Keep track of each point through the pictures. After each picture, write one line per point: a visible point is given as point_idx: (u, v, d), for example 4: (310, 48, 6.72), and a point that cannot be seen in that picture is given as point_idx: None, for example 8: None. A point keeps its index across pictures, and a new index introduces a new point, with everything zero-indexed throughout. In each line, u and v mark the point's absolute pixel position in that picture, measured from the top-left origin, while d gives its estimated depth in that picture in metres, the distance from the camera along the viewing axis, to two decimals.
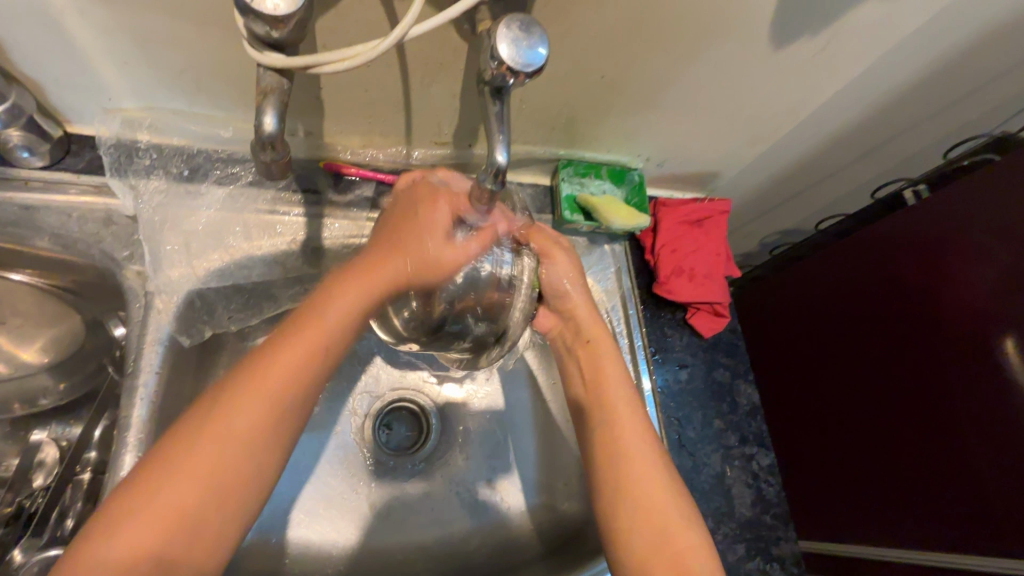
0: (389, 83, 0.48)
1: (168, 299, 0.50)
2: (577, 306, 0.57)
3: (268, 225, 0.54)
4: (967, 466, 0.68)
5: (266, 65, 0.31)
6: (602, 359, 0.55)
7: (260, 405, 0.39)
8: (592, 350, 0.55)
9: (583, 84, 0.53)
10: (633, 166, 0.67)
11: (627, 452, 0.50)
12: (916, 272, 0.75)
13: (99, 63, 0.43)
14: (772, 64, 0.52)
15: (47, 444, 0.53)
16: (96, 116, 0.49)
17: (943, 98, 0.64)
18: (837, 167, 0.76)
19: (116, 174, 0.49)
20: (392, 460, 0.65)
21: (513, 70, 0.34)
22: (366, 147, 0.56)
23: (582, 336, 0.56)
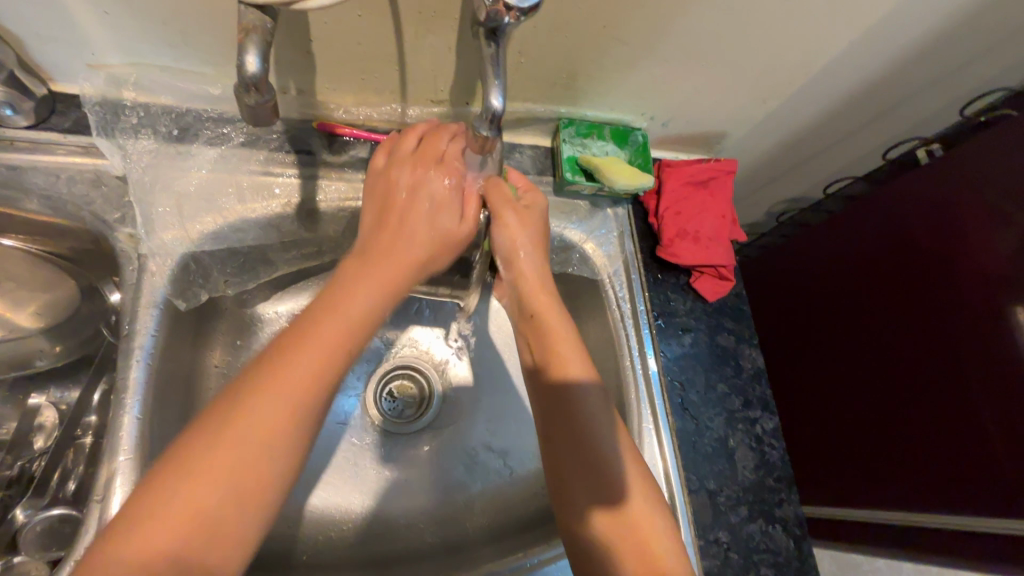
0: (382, 35, 0.46)
1: (162, 262, 0.49)
2: (525, 277, 0.53)
3: (262, 186, 0.53)
4: (976, 432, 0.67)
5: (246, 2, 0.30)
6: (553, 335, 0.52)
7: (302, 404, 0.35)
8: (536, 327, 0.53)
9: (584, 36, 0.50)
10: (637, 126, 0.65)
11: (592, 445, 0.48)
12: (930, 237, 0.73)
13: (78, 14, 0.41)
14: (783, 12, 0.49)
15: (47, 407, 0.52)
16: (80, 73, 0.47)
17: (963, 51, 0.61)
18: (850, 129, 0.74)
19: (103, 133, 0.48)
20: (395, 427, 0.66)
21: (507, 7, 0.32)
22: (360, 105, 0.54)
23: (526, 312, 0.54)
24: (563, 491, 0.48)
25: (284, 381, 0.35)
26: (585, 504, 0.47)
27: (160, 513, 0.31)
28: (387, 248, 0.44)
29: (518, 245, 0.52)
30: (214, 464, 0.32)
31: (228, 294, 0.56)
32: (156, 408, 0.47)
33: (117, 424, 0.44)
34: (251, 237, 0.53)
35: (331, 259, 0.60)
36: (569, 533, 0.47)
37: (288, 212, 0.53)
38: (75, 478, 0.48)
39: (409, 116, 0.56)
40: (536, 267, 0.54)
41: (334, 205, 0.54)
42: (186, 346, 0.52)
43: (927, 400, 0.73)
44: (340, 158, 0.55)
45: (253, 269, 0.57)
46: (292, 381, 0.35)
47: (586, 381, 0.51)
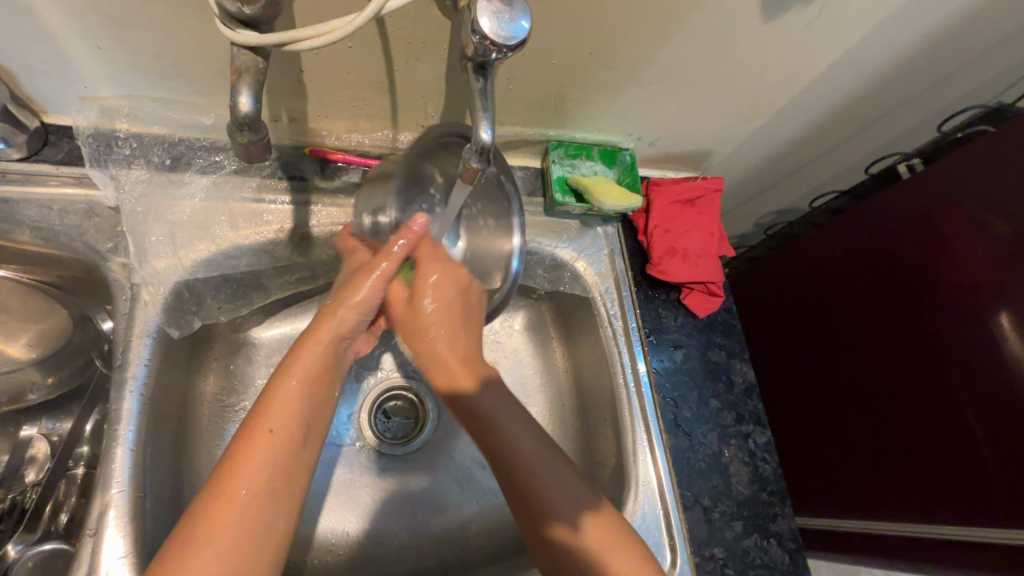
0: (373, 65, 0.47)
1: (155, 291, 0.49)
2: (434, 332, 0.49)
3: (254, 213, 0.53)
4: (964, 441, 0.68)
5: (239, 43, 0.30)
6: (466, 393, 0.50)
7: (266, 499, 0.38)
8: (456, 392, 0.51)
9: (570, 62, 0.52)
10: (624, 146, 0.67)
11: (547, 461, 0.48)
12: (913, 249, 0.74)
13: (72, 50, 0.42)
14: (762, 37, 0.51)
15: (39, 439, 0.51)
16: (72, 105, 0.48)
17: (937, 68, 0.63)
18: (832, 144, 0.76)
19: (96, 164, 0.48)
20: (389, 449, 0.66)
21: (494, 45, 0.33)
22: (352, 132, 0.55)
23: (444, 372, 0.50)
24: (534, 503, 0.47)
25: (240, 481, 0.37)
26: (566, 513, 0.46)
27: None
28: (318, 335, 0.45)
29: (429, 308, 0.49)
30: (223, 527, 0.35)
31: (221, 321, 0.56)
32: (149, 438, 0.47)
33: (110, 455, 0.44)
34: (244, 263, 0.54)
35: (325, 283, 0.61)
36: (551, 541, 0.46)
37: (282, 237, 0.54)
38: (68, 509, 0.48)
39: (400, 141, 0.57)
40: (448, 323, 0.49)
41: (328, 229, 0.55)
42: (179, 374, 0.52)
43: (915, 410, 0.73)
44: (331, 183, 0.55)
45: (246, 295, 0.57)
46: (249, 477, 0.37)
47: (488, 387, 0.50)
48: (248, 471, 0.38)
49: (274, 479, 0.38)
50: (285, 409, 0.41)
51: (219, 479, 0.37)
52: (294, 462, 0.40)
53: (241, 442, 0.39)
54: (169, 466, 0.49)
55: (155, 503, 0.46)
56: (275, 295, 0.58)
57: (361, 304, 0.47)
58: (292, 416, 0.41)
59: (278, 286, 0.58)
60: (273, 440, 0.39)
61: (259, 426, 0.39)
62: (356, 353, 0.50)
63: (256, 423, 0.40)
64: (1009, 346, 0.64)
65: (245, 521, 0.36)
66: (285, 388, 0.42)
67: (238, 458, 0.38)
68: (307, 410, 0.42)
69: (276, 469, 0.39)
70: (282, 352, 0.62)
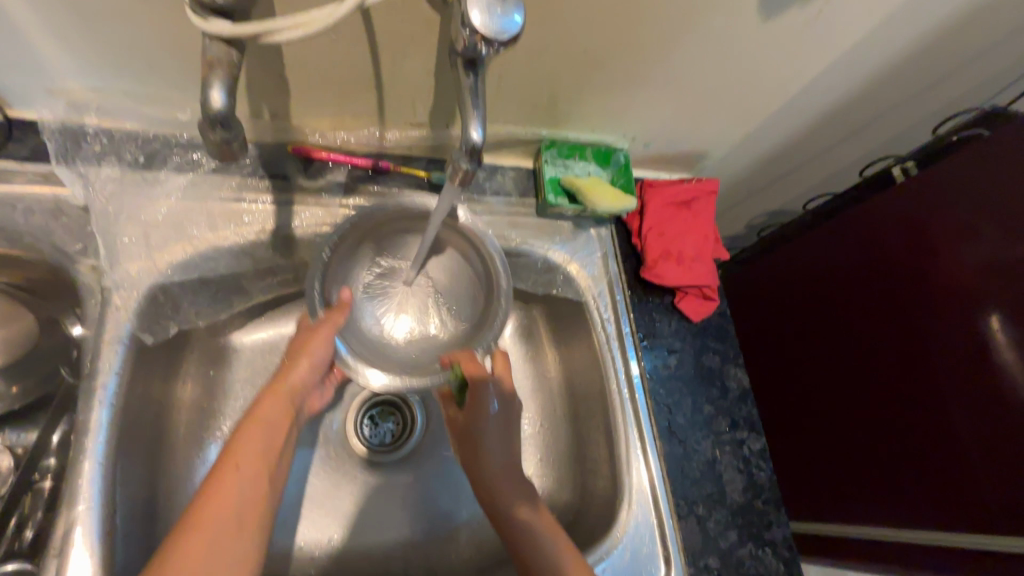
0: (359, 60, 0.45)
1: (127, 295, 0.46)
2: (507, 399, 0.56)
3: (232, 213, 0.51)
4: (955, 446, 0.67)
5: (211, 34, 0.28)
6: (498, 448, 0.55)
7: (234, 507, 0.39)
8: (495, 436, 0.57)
9: (563, 60, 0.50)
10: (619, 147, 0.65)
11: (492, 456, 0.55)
12: (904, 253, 0.74)
13: (34, 39, 0.39)
14: (761, 35, 0.50)
15: (1, 452, 0.48)
16: (38, 98, 0.45)
17: (934, 69, 0.62)
18: (826, 145, 0.75)
19: (63, 161, 0.46)
20: (376, 455, 0.64)
21: (485, 40, 0.31)
22: (336, 129, 0.53)
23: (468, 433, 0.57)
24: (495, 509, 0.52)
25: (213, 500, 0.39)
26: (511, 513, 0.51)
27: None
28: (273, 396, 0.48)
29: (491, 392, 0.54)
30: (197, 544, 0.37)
31: (201, 326, 0.54)
32: (120, 451, 0.44)
33: (76, 471, 0.41)
34: (223, 266, 0.51)
35: (308, 285, 0.60)
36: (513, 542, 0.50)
37: (263, 238, 0.51)
38: (34, 525, 0.45)
39: (386, 140, 0.55)
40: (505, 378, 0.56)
41: (311, 230, 0.53)
42: (154, 381, 0.50)
43: (905, 415, 0.73)
44: (316, 183, 0.54)
45: (226, 298, 0.55)
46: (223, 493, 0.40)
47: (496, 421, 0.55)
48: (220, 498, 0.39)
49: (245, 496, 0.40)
50: (254, 443, 0.44)
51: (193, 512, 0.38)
52: (262, 496, 0.42)
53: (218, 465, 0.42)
54: (142, 480, 0.47)
55: (127, 519, 0.44)
56: (257, 298, 0.57)
57: (312, 365, 0.50)
58: (256, 456, 0.43)
59: (262, 289, 0.56)
60: (243, 472, 0.41)
61: (227, 465, 0.42)
62: (311, 410, 0.52)
63: (222, 465, 0.42)
64: (999, 350, 0.63)
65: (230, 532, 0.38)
66: (248, 427, 0.45)
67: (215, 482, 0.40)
68: (273, 446, 0.45)
69: (246, 494, 0.41)
70: (265, 357, 0.60)
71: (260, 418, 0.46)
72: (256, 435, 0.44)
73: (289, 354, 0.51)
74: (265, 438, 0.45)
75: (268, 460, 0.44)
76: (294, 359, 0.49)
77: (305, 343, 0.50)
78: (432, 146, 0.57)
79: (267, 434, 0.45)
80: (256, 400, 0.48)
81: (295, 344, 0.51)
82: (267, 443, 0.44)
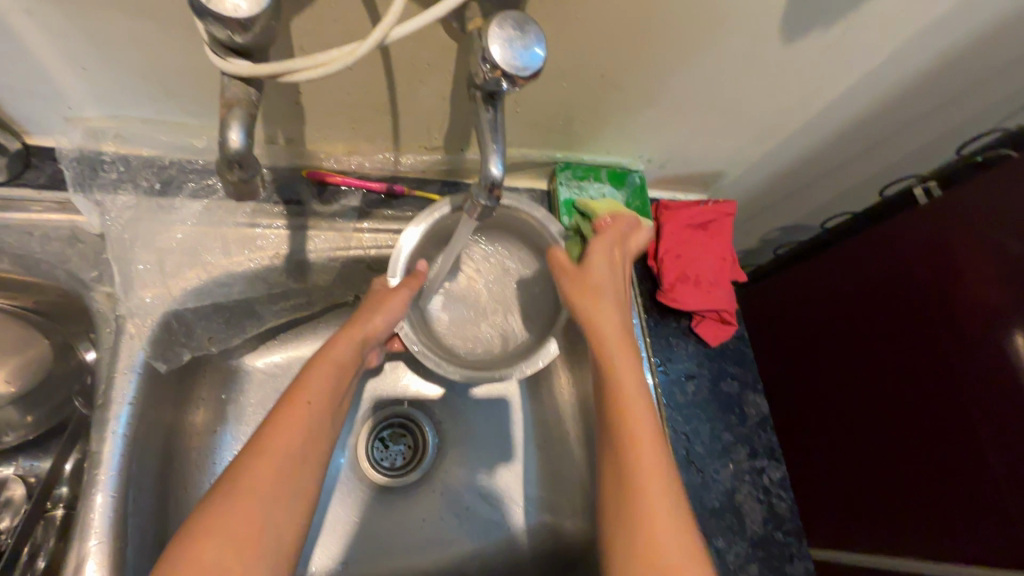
0: (375, 86, 0.45)
1: (141, 322, 0.46)
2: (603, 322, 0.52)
3: (246, 239, 0.50)
4: (982, 472, 0.65)
5: (231, 74, 0.27)
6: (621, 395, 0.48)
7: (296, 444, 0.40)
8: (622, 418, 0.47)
9: (579, 83, 0.49)
10: (634, 168, 0.64)
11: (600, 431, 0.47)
12: (926, 272, 0.72)
13: (54, 68, 0.39)
14: (781, 59, 0.49)
15: (14, 481, 0.47)
16: (57, 125, 0.45)
17: (956, 87, 0.61)
18: (844, 162, 0.74)
19: (80, 189, 0.46)
20: (387, 480, 0.64)
21: (507, 75, 0.31)
22: (351, 154, 0.53)
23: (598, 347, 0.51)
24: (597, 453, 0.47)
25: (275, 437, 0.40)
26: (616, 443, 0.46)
27: (221, 531, 0.34)
28: (349, 337, 0.47)
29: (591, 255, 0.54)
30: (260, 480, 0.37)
31: (213, 352, 0.54)
32: (132, 481, 0.44)
33: (89, 503, 0.41)
34: (237, 291, 0.51)
35: (320, 308, 0.59)
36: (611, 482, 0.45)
37: (277, 263, 0.51)
38: (46, 553, 0.45)
39: (401, 164, 0.55)
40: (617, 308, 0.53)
41: (325, 254, 0.53)
42: (167, 407, 0.49)
43: (931, 439, 0.71)
44: (330, 208, 0.53)
45: (239, 323, 0.54)
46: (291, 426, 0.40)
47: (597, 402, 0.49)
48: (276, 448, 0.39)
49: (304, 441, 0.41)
50: (323, 384, 0.44)
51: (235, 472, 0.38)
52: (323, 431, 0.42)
53: (292, 394, 0.43)
54: (153, 510, 0.46)
55: (138, 552, 0.43)
56: (270, 322, 0.56)
57: (387, 321, 0.49)
58: (323, 394, 0.43)
59: (274, 314, 0.56)
60: (311, 412, 0.42)
61: (297, 400, 0.42)
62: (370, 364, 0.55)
63: (291, 398, 0.42)
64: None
65: (282, 475, 0.38)
66: (317, 366, 0.45)
67: (282, 413, 0.41)
68: (339, 388, 0.45)
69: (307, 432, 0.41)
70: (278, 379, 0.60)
71: (330, 358, 0.46)
72: (323, 380, 0.44)
73: (366, 304, 0.50)
74: (332, 378, 0.45)
75: (330, 406, 0.44)
76: (373, 306, 0.49)
77: (381, 299, 0.49)
78: (447, 169, 0.57)
79: (334, 379, 0.45)
80: (329, 340, 0.47)
81: (371, 298, 0.50)
82: (332, 384, 0.45)
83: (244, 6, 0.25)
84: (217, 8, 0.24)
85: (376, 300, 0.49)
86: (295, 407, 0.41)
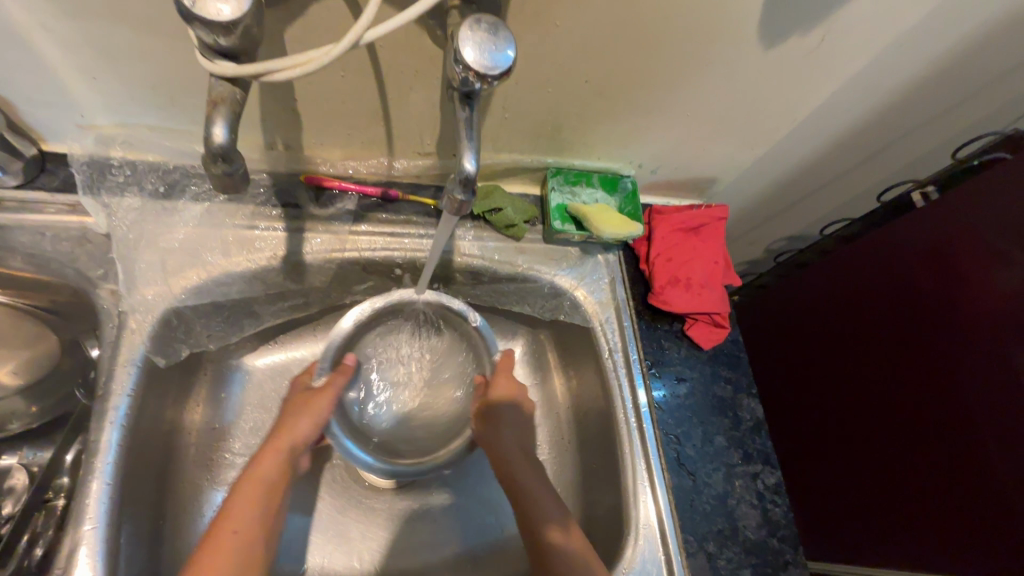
0: (366, 94, 0.47)
1: (142, 318, 0.48)
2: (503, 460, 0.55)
3: (245, 240, 0.52)
4: (995, 481, 0.62)
5: (217, 74, 0.30)
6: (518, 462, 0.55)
7: (235, 550, 0.42)
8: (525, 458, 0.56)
9: (564, 90, 0.51)
10: (626, 173, 0.65)
11: (517, 453, 0.56)
12: (927, 274, 0.70)
13: (67, 80, 0.42)
14: (763, 64, 0.50)
15: (18, 469, 0.49)
16: (69, 133, 0.48)
17: (951, 92, 0.61)
18: (842, 169, 0.74)
19: (90, 192, 0.49)
20: (382, 481, 0.64)
21: (477, 75, 0.32)
22: (347, 159, 0.55)
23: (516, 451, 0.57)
24: (527, 514, 0.51)
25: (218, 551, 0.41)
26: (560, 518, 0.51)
27: None
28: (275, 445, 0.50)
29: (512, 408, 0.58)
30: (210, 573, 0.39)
31: (211, 349, 0.56)
32: (127, 471, 0.45)
33: (85, 489, 0.43)
34: (236, 291, 0.53)
35: (318, 309, 0.61)
36: (546, 545, 0.49)
37: (274, 264, 0.53)
38: (44, 543, 0.46)
39: (395, 168, 0.57)
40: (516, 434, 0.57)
41: (320, 256, 0.54)
42: (163, 403, 0.51)
43: (939, 448, 0.68)
44: (326, 212, 0.55)
45: (238, 323, 0.57)
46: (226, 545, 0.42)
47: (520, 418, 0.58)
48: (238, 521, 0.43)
49: (246, 544, 0.42)
50: (251, 503, 0.45)
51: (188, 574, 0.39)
52: (260, 544, 0.43)
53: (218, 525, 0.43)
54: (148, 499, 0.48)
55: (130, 537, 0.45)
56: (267, 322, 0.58)
57: (313, 424, 0.52)
58: (252, 517, 0.44)
59: (271, 313, 0.58)
60: (240, 537, 0.42)
61: (224, 526, 0.43)
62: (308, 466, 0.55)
63: (216, 530, 0.43)
64: None
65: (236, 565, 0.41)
66: (246, 483, 0.46)
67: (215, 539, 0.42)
68: (272, 499, 0.46)
69: (243, 545, 0.42)
70: (276, 380, 0.62)
71: (260, 475, 0.47)
72: (248, 496, 0.45)
73: (287, 414, 0.53)
74: (263, 497, 0.46)
75: (272, 504, 0.46)
76: (293, 412, 0.53)
77: (305, 405, 0.53)
78: (439, 175, 0.58)
79: (262, 495, 0.46)
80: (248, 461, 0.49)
81: (295, 405, 0.53)
82: (264, 501, 0.46)
83: (228, 11, 0.27)
84: (202, 12, 0.27)
85: (296, 408, 0.53)
86: (224, 536, 0.42)
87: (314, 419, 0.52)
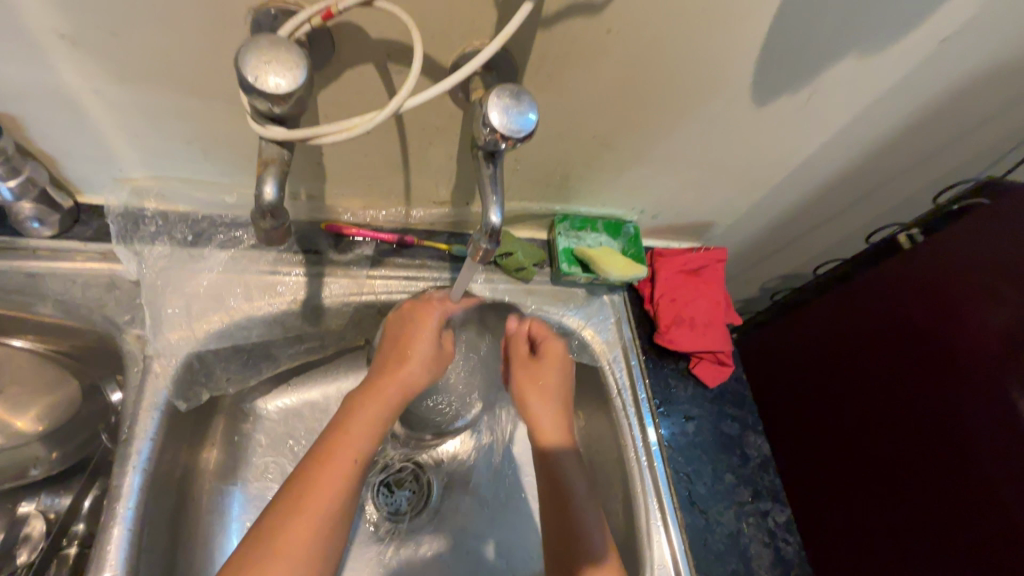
0: (389, 148, 0.50)
1: (166, 362, 0.50)
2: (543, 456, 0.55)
3: (268, 285, 0.54)
4: (999, 517, 0.62)
5: (267, 138, 0.33)
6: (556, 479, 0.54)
7: (331, 485, 0.42)
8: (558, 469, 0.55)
9: (573, 143, 0.54)
10: (629, 219, 0.69)
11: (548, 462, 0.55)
12: (920, 311, 0.73)
13: (112, 139, 0.45)
14: (755, 120, 0.54)
15: (36, 516, 0.51)
16: (106, 185, 0.50)
17: (928, 142, 0.66)
18: (831, 212, 0.78)
19: (123, 242, 0.51)
20: (392, 524, 0.64)
21: (504, 137, 0.36)
22: (366, 208, 0.58)
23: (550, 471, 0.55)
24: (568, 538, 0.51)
25: (317, 487, 0.41)
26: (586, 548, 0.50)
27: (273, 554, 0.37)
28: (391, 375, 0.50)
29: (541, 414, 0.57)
30: (309, 512, 0.40)
31: (228, 391, 0.57)
32: (147, 515, 0.46)
33: (105, 535, 0.43)
34: (256, 333, 0.55)
35: (334, 351, 0.63)
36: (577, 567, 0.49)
37: (295, 307, 0.55)
38: None
39: (412, 216, 0.60)
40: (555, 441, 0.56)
41: (339, 299, 0.56)
42: (181, 446, 0.52)
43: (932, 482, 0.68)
44: (345, 257, 0.57)
45: (256, 365, 0.58)
46: (325, 481, 0.42)
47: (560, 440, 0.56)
48: (352, 451, 0.44)
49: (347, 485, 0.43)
50: (359, 438, 0.45)
51: (290, 500, 0.41)
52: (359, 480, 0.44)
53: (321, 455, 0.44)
54: (164, 545, 0.48)
55: None
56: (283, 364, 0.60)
57: (422, 366, 0.51)
58: (359, 450, 0.45)
59: (287, 355, 0.59)
60: (343, 476, 0.43)
61: (337, 453, 0.43)
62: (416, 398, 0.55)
63: (332, 449, 0.44)
64: None
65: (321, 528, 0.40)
66: (360, 411, 0.47)
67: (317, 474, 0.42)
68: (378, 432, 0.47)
69: (347, 477, 0.43)
70: (288, 423, 0.62)
71: (373, 408, 0.47)
72: (361, 432, 0.46)
73: (398, 346, 0.52)
74: (368, 436, 0.46)
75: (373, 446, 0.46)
76: (405, 345, 0.52)
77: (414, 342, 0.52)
78: (453, 222, 0.61)
79: (371, 429, 0.46)
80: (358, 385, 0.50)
81: (404, 335, 0.52)
82: (367, 442, 0.46)
83: (284, 84, 0.30)
84: (262, 86, 0.30)
85: (410, 339, 0.52)
86: (331, 468, 0.42)
87: (422, 363, 0.51)
